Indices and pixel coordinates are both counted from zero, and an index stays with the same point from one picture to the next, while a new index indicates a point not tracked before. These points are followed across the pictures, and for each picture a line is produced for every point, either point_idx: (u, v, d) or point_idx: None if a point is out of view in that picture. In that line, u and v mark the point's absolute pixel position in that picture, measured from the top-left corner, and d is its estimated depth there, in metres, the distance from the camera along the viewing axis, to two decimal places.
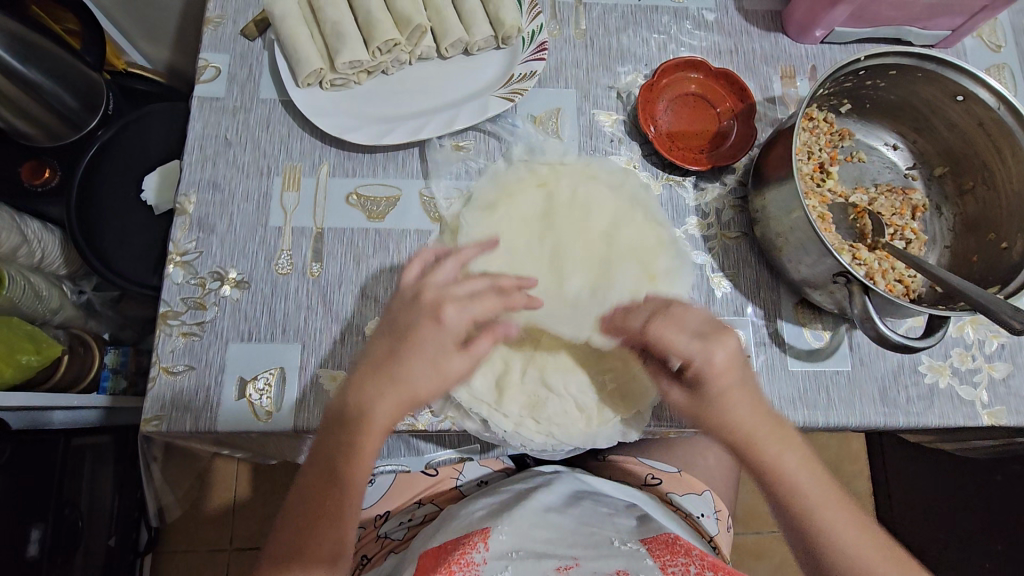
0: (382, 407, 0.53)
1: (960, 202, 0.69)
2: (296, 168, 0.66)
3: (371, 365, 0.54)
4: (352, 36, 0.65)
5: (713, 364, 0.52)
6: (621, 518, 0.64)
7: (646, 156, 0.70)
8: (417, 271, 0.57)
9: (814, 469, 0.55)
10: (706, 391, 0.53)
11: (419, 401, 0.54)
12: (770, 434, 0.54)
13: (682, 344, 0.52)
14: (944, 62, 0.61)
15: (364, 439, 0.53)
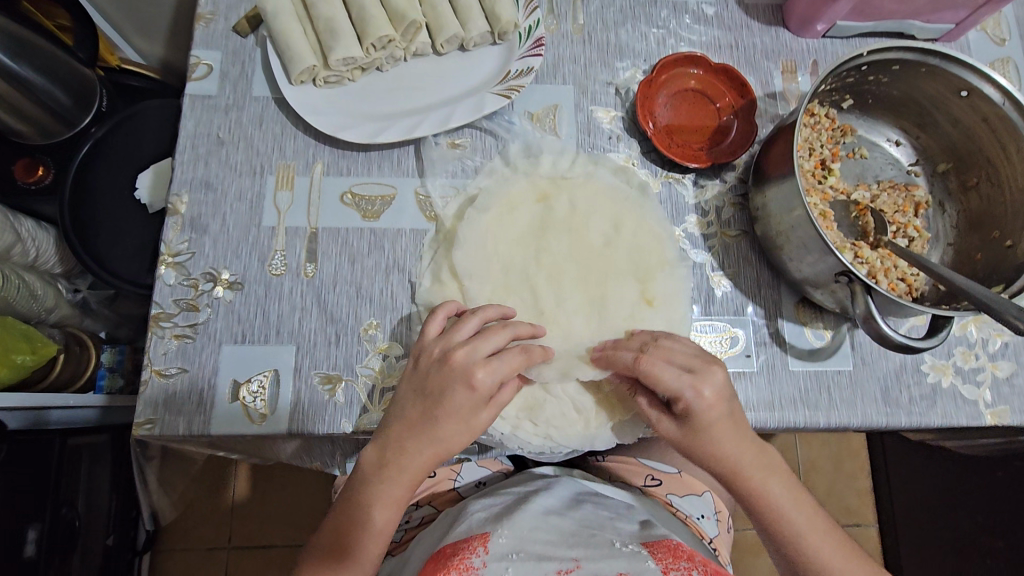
0: (419, 437, 0.52)
1: (963, 198, 0.68)
2: (289, 167, 0.65)
3: (406, 397, 0.54)
4: (345, 33, 0.64)
5: (703, 406, 0.52)
6: (621, 521, 0.63)
7: (646, 154, 0.69)
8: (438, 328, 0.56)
9: (806, 503, 0.55)
10: (698, 424, 0.53)
11: (419, 405, 0.53)
12: (762, 470, 0.54)
13: (671, 379, 0.52)
14: (948, 57, 0.60)
15: (398, 467, 0.53)
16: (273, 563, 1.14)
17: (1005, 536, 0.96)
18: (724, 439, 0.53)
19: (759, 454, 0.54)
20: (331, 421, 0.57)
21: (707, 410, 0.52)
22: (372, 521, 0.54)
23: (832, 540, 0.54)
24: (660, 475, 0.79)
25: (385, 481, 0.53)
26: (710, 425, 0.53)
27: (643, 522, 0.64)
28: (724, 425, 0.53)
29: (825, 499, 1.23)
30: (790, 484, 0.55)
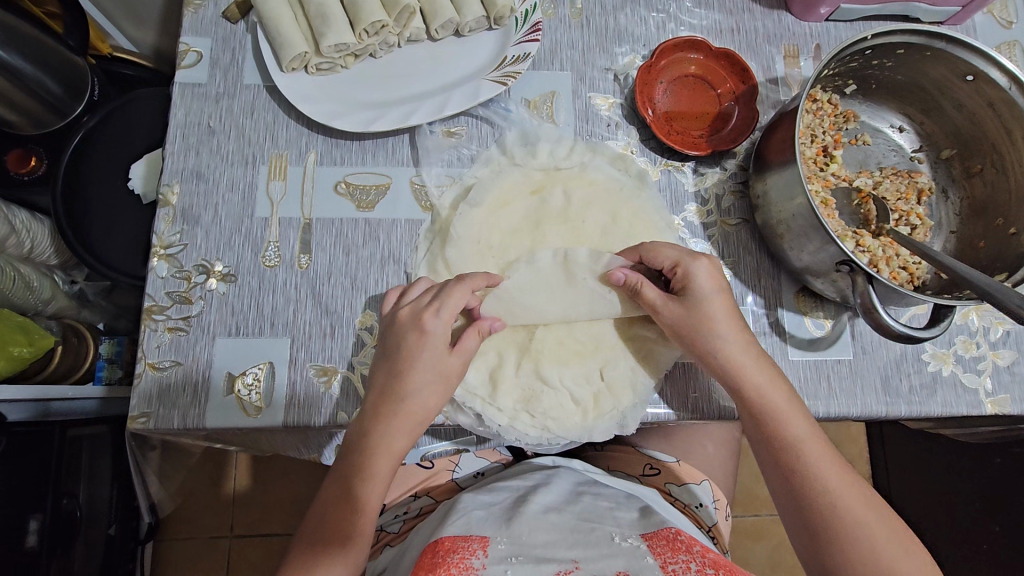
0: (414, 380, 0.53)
1: (967, 185, 0.67)
2: (282, 157, 0.64)
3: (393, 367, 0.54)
4: (338, 19, 0.63)
5: (701, 281, 0.56)
6: (621, 511, 0.64)
7: (645, 141, 0.68)
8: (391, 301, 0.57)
9: (807, 420, 0.56)
10: (699, 307, 0.56)
11: (412, 388, 0.53)
12: (762, 380, 0.55)
13: (671, 251, 0.58)
14: (953, 40, 0.59)
15: (394, 416, 0.53)
16: (274, 551, 1.15)
17: (1001, 522, 0.97)
18: (724, 329, 0.55)
19: (761, 358, 0.56)
20: (328, 413, 0.57)
21: (705, 292, 0.55)
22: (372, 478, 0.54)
23: (826, 455, 0.55)
24: (659, 464, 0.79)
25: (368, 456, 0.54)
26: (709, 310, 0.55)
27: (642, 511, 0.64)
28: (724, 312, 0.56)
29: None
30: (786, 399, 0.56)
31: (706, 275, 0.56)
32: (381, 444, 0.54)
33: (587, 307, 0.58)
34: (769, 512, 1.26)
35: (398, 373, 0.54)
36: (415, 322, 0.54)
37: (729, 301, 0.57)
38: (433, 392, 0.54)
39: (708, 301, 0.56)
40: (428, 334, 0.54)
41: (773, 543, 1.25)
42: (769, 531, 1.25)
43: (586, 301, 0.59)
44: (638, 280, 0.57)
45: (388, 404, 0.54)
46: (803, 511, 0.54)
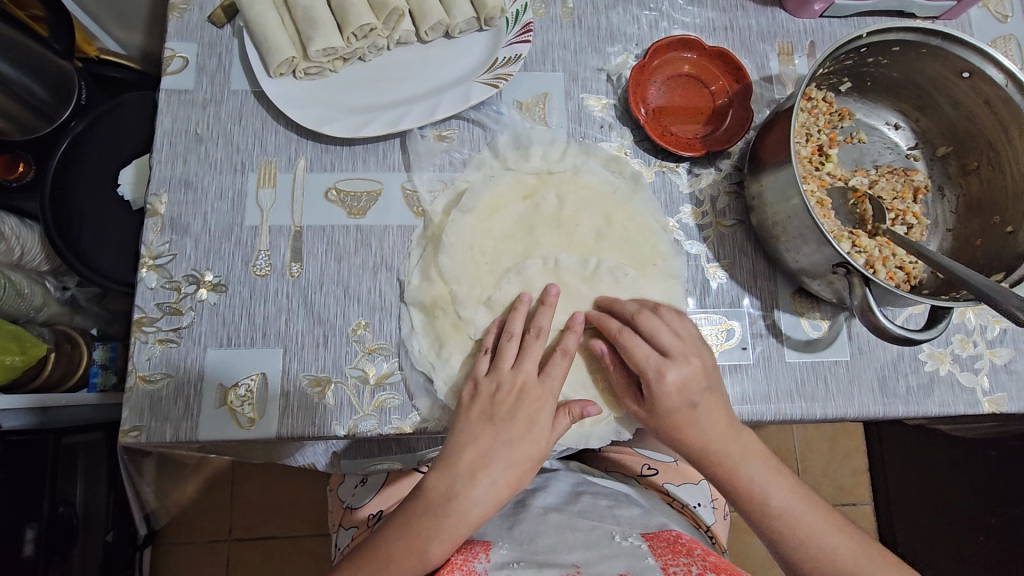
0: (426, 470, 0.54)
1: (963, 183, 0.67)
2: (271, 163, 0.63)
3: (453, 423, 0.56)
4: (325, 22, 0.62)
5: (672, 391, 0.54)
6: (621, 510, 0.64)
7: (638, 142, 0.67)
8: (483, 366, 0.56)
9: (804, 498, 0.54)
10: (661, 413, 0.55)
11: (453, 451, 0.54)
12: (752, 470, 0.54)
13: (642, 356, 0.54)
14: (949, 37, 0.58)
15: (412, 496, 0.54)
16: (273, 554, 1.15)
17: (998, 514, 0.97)
18: (700, 431, 0.54)
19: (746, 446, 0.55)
20: (322, 423, 0.56)
21: (666, 395, 0.54)
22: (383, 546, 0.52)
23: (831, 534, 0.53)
24: (656, 464, 0.81)
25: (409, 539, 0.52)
26: (683, 416, 0.54)
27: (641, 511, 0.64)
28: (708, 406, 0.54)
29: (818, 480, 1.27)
30: (777, 483, 0.54)
31: (687, 374, 0.54)
32: (472, 496, 0.52)
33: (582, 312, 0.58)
34: None
35: (507, 442, 0.54)
36: (536, 398, 0.55)
37: (711, 394, 0.55)
38: (533, 461, 0.55)
39: (676, 411, 0.54)
40: (546, 409, 0.55)
41: None
42: None
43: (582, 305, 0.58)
44: (612, 359, 0.57)
45: (488, 468, 0.53)
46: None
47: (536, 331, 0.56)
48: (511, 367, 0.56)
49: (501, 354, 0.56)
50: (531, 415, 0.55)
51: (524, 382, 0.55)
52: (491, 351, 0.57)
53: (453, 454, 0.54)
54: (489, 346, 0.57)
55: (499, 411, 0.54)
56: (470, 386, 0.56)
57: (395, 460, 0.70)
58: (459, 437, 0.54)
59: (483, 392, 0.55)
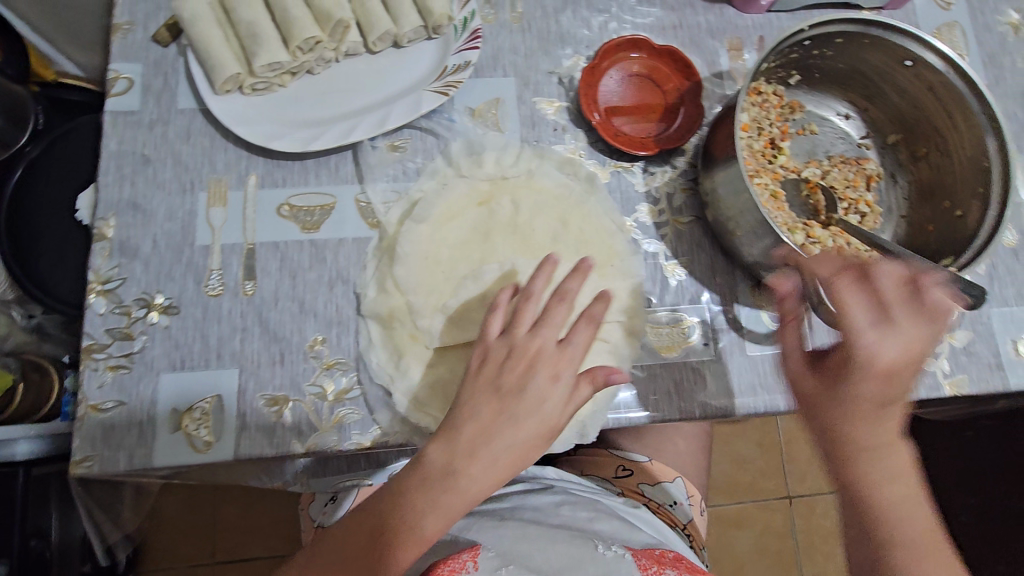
0: (432, 451, 0.51)
1: (914, 169, 0.68)
2: (221, 182, 0.62)
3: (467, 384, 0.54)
4: (269, 37, 0.61)
5: (879, 369, 0.44)
6: (602, 523, 0.65)
7: (592, 143, 0.67)
8: (497, 327, 0.55)
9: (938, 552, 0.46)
10: (851, 386, 0.45)
11: (457, 419, 0.52)
12: (885, 490, 0.46)
13: (858, 315, 0.45)
14: (890, 28, 0.59)
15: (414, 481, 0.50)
16: None
17: (978, 494, 0.97)
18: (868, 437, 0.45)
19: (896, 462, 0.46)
20: (281, 444, 0.55)
21: (868, 371, 0.44)
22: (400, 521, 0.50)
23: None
24: (632, 466, 0.82)
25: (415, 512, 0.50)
26: (866, 409, 0.45)
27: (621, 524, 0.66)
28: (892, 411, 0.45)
29: (806, 467, 1.30)
30: (907, 525, 0.46)
31: (902, 368, 0.44)
32: (472, 474, 0.50)
33: None
34: (752, 500, 1.27)
35: (513, 417, 0.52)
36: (551, 364, 0.54)
37: (900, 398, 0.45)
38: (542, 437, 0.53)
39: (866, 399, 0.45)
40: (563, 379, 0.54)
41: (757, 530, 1.26)
42: (752, 518, 1.26)
43: None
44: (792, 312, 0.50)
45: (489, 444, 0.51)
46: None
47: (563, 295, 0.56)
48: (527, 332, 0.55)
49: (520, 316, 0.56)
50: (544, 385, 0.53)
51: (539, 348, 0.54)
52: (509, 316, 0.56)
53: (453, 426, 0.52)
54: (505, 304, 0.56)
55: (507, 382, 0.53)
56: (480, 352, 0.55)
57: (363, 474, 0.70)
58: (464, 407, 0.52)
59: (494, 357, 0.54)
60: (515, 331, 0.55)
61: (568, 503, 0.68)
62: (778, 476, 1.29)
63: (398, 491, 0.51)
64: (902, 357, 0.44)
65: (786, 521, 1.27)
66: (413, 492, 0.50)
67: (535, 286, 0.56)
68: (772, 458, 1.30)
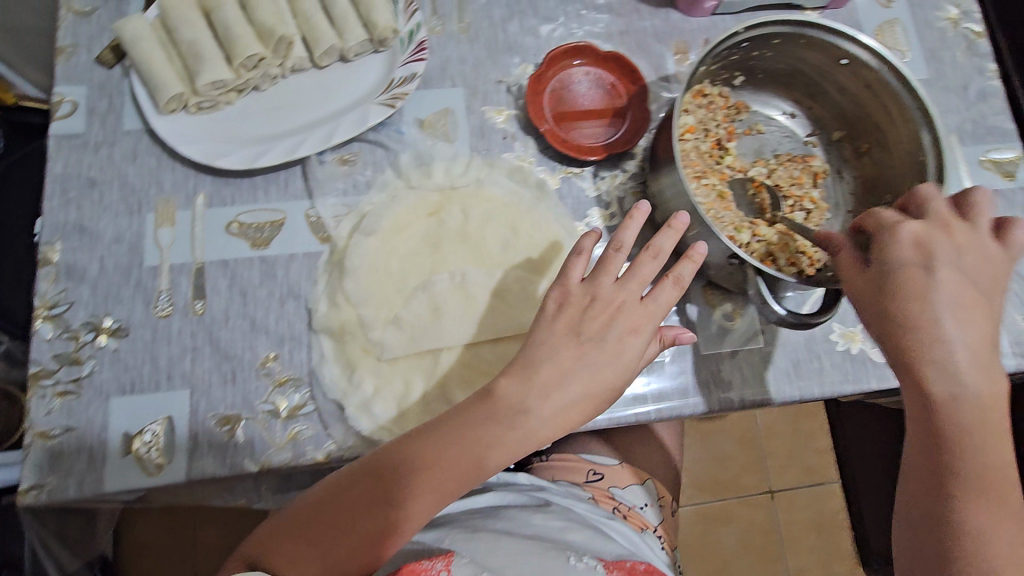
0: (509, 388, 0.53)
1: (858, 164, 0.69)
2: (169, 202, 0.62)
3: (552, 325, 0.55)
4: (212, 55, 0.61)
5: (906, 255, 0.50)
6: (572, 533, 0.66)
7: (542, 150, 0.68)
8: (581, 272, 0.57)
9: (996, 456, 0.48)
10: (898, 274, 0.50)
11: (535, 356, 0.54)
12: (987, 385, 0.48)
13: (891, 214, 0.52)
14: (824, 28, 0.60)
15: (476, 415, 0.52)
16: None
17: None
18: (964, 321, 0.48)
19: (997, 357, 0.49)
20: (234, 463, 0.55)
21: (946, 256, 0.50)
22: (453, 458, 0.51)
23: (987, 505, 0.48)
24: (600, 468, 0.84)
25: (476, 445, 0.51)
26: (916, 284, 0.49)
27: (591, 534, 0.67)
28: (984, 295, 0.50)
29: (785, 463, 1.30)
30: (992, 425, 0.48)
31: (942, 249, 0.50)
32: (540, 415, 0.52)
33: (488, 322, 0.58)
34: (735, 496, 1.28)
35: (591, 365, 0.53)
36: (633, 319, 0.55)
37: (956, 280, 0.49)
38: (612, 390, 0.54)
39: (913, 275, 0.49)
40: (645, 330, 0.55)
41: (741, 526, 1.26)
42: (735, 514, 1.27)
43: (489, 318, 0.59)
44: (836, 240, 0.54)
45: (563, 387, 0.53)
46: (929, 548, 0.49)
47: (652, 253, 0.57)
48: (612, 285, 0.56)
49: (607, 264, 0.57)
50: (622, 337, 0.55)
51: (624, 301, 0.56)
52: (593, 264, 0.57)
53: (531, 365, 0.53)
54: (589, 252, 0.58)
55: (588, 329, 0.54)
56: (560, 295, 0.56)
57: None
58: (542, 349, 0.54)
59: (575, 303, 0.55)
60: (601, 281, 0.56)
61: (538, 511, 0.68)
62: (759, 471, 1.29)
63: (460, 425, 0.52)
64: (935, 233, 0.51)
65: (769, 516, 1.27)
66: (474, 426, 0.52)
67: (625, 237, 0.57)
68: (752, 454, 1.31)
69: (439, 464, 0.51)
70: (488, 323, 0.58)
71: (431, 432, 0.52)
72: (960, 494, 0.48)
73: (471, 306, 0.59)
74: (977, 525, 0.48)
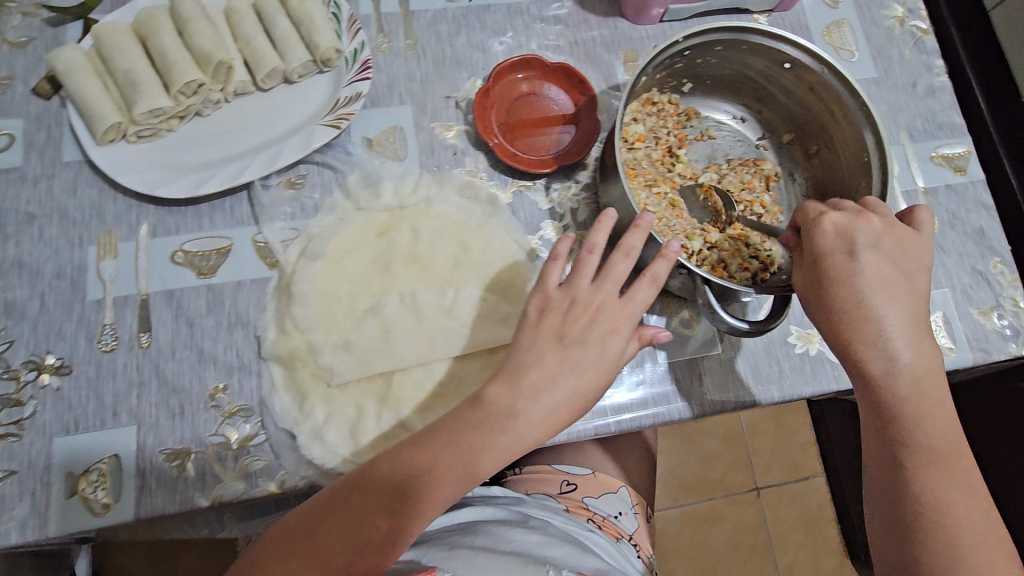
0: (496, 392, 0.52)
1: (809, 166, 0.70)
2: (111, 234, 0.60)
3: (533, 331, 0.54)
4: (149, 83, 0.60)
5: (834, 247, 0.53)
6: (551, 548, 0.63)
7: (493, 165, 0.67)
8: (558, 275, 0.57)
9: (939, 424, 0.52)
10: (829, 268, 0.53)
11: (521, 361, 0.53)
12: (918, 362, 0.53)
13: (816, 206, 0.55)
14: (765, 34, 0.60)
15: (464, 422, 0.52)
16: None
17: None
18: (886, 301, 0.53)
19: (923, 329, 0.54)
20: (184, 499, 0.54)
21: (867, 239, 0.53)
22: (439, 466, 0.51)
23: (938, 470, 0.52)
24: (574, 479, 0.81)
25: (461, 450, 0.51)
26: (841, 271, 0.53)
27: (570, 549, 0.64)
28: (902, 271, 0.54)
29: (770, 459, 1.29)
30: (930, 396, 0.52)
31: (863, 234, 0.53)
32: (531, 419, 0.51)
33: (440, 342, 0.58)
34: (723, 496, 1.26)
35: (577, 367, 0.53)
36: (612, 319, 0.55)
37: (874, 262, 0.53)
38: (595, 394, 0.54)
39: (840, 266, 0.53)
40: (623, 331, 0.55)
41: (729, 524, 1.25)
42: (722, 513, 1.25)
43: (441, 337, 0.58)
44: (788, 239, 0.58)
45: (552, 391, 0.52)
46: (894, 520, 0.52)
47: (625, 250, 0.56)
48: (590, 286, 0.56)
49: (581, 268, 0.56)
50: (603, 338, 0.54)
51: (602, 303, 0.55)
52: (572, 265, 0.57)
53: (519, 369, 0.53)
54: (564, 256, 0.58)
55: (571, 332, 0.54)
56: (540, 300, 0.56)
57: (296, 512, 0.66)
58: (527, 355, 0.53)
59: (556, 306, 0.55)
60: (579, 283, 0.56)
61: (516, 526, 0.66)
62: (745, 469, 1.28)
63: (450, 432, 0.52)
64: (858, 220, 0.53)
65: (757, 513, 1.26)
66: (457, 431, 0.52)
67: (596, 238, 0.57)
68: (737, 452, 1.29)
69: (426, 473, 0.51)
70: (440, 343, 0.58)
71: (435, 440, 0.51)
72: (913, 464, 0.52)
73: (423, 327, 0.58)
74: (933, 489, 0.51)
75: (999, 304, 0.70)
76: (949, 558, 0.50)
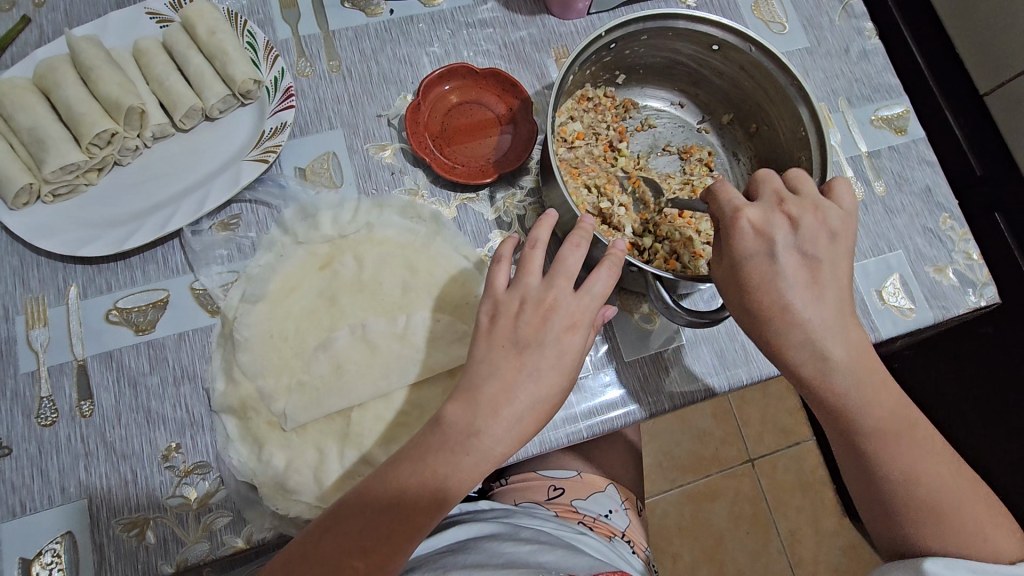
0: (453, 412, 0.46)
1: (751, 145, 0.70)
2: (38, 301, 0.58)
3: (484, 343, 0.48)
4: (59, 140, 0.58)
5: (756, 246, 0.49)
6: (545, 553, 0.57)
7: (433, 181, 0.66)
8: (505, 279, 0.50)
9: (888, 400, 0.50)
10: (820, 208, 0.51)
11: (473, 380, 0.47)
12: None
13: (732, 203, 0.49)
14: (691, 19, 0.59)
15: (429, 450, 0.46)
16: None
17: None
18: (816, 302, 0.49)
19: None
20: (147, 567, 0.51)
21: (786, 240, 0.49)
22: (409, 499, 0.45)
23: (899, 448, 0.50)
24: (562, 483, 0.73)
25: (433, 466, 0.45)
26: (763, 272, 0.49)
27: (565, 550, 0.58)
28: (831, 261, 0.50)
29: (762, 429, 1.24)
30: (868, 377, 0.49)
31: (783, 232, 0.49)
32: (494, 435, 0.46)
33: (395, 372, 0.56)
34: (719, 470, 1.21)
35: (535, 374, 0.47)
36: (571, 314, 0.48)
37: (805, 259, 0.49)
38: (562, 394, 0.48)
39: (759, 265, 0.49)
40: (582, 328, 0.48)
41: (730, 499, 1.20)
42: (723, 489, 1.20)
43: (395, 366, 0.56)
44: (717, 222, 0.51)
45: (513, 403, 0.46)
46: (873, 497, 0.51)
47: (573, 242, 0.50)
48: (540, 283, 0.49)
49: (527, 265, 0.49)
50: (561, 337, 0.48)
51: (556, 298, 0.48)
52: (517, 262, 0.50)
53: (474, 386, 0.47)
54: (509, 258, 0.51)
55: (525, 336, 0.47)
56: (490, 307, 0.49)
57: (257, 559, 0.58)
58: (481, 368, 0.47)
59: (506, 312, 0.48)
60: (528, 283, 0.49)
61: (507, 538, 0.59)
62: (737, 441, 1.23)
63: (415, 461, 0.46)
64: (775, 218, 0.49)
65: (754, 483, 1.21)
66: (422, 454, 0.46)
67: (541, 233, 0.50)
68: (727, 427, 1.24)
69: (398, 511, 0.45)
70: (395, 374, 0.56)
71: (399, 464, 0.46)
72: (869, 446, 0.50)
73: (375, 356, 0.56)
74: (901, 464, 0.49)
75: (952, 260, 0.70)
76: (935, 520, 0.50)
